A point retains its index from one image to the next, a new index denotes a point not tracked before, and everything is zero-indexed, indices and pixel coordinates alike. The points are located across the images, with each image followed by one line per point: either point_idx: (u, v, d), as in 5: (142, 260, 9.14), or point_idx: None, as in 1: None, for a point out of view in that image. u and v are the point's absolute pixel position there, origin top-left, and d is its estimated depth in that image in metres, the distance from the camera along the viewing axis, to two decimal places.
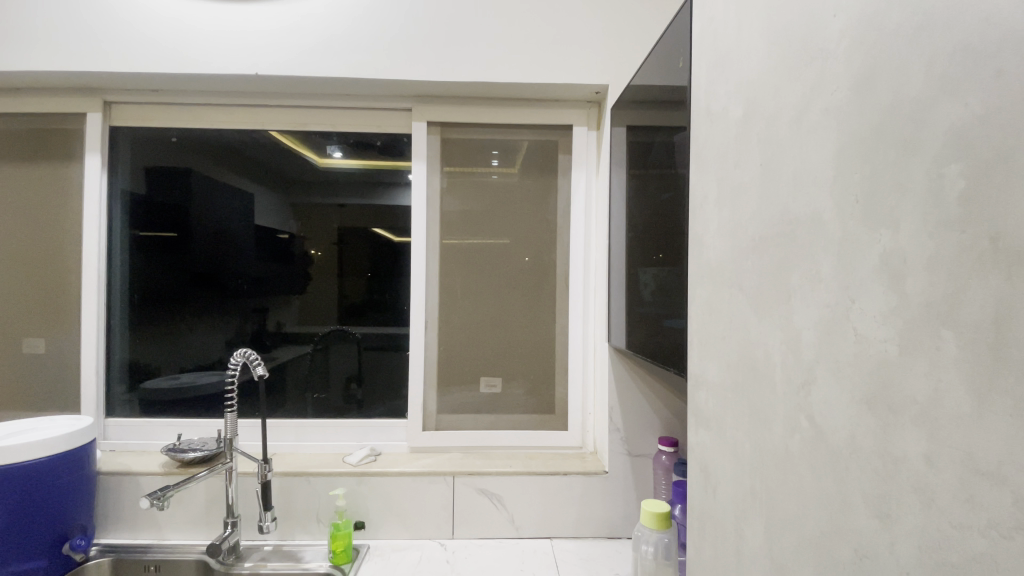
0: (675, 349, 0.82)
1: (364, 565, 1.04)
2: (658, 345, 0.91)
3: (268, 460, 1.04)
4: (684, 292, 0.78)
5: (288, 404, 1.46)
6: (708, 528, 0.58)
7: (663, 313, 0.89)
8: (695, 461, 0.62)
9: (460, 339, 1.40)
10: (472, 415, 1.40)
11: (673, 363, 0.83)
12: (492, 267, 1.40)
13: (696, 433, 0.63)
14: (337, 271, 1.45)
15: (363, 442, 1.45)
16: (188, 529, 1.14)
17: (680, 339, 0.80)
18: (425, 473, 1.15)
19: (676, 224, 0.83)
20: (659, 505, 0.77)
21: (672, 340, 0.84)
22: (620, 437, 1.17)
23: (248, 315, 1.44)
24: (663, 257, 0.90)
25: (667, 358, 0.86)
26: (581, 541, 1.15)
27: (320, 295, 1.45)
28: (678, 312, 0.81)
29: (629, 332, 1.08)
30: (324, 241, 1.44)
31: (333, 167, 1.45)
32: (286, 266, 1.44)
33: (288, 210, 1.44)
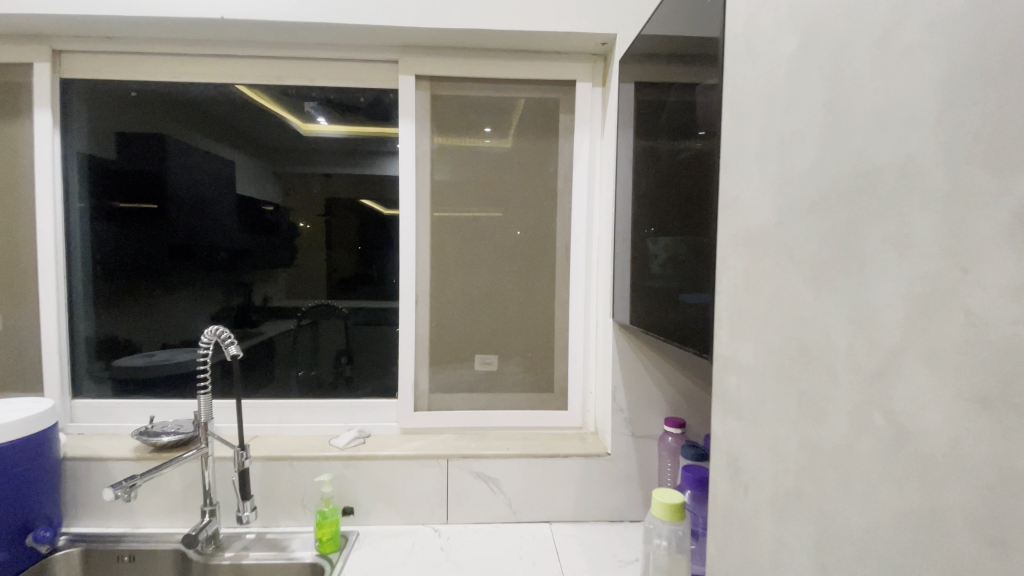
0: (693, 327, 0.74)
1: (352, 553, 0.98)
2: (672, 322, 0.84)
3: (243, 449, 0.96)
4: (706, 262, 0.70)
5: (271, 382, 1.38)
6: (738, 531, 0.51)
7: (678, 287, 0.81)
8: (721, 451, 0.55)
9: (452, 314, 1.31)
10: (466, 394, 1.33)
11: (690, 342, 0.75)
12: (487, 237, 1.31)
13: (722, 421, 0.55)
14: (325, 243, 1.35)
15: (349, 423, 1.37)
16: (164, 517, 1.06)
17: (700, 316, 0.72)
18: (417, 457, 1.08)
19: (697, 188, 0.75)
20: (671, 495, 0.71)
21: (690, 317, 0.76)
22: (624, 418, 1.10)
23: (232, 288, 1.34)
24: (679, 226, 0.82)
25: (682, 337, 0.78)
26: (582, 525, 1.10)
27: (307, 268, 1.36)
28: (698, 285, 0.73)
29: (637, 307, 1.00)
30: (312, 213, 1.34)
31: (316, 133, 1.33)
32: (269, 237, 1.34)
33: (271, 179, 1.33)
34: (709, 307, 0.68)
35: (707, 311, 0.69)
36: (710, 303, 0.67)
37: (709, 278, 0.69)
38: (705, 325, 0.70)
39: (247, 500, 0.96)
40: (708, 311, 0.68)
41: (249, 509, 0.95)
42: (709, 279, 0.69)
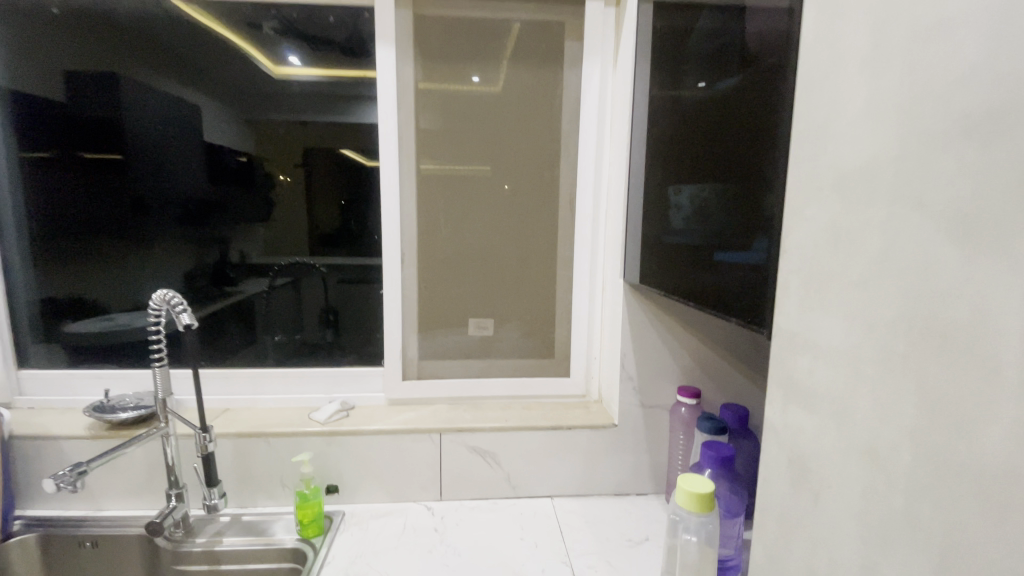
0: (737, 292, 0.63)
1: (338, 537, 0.89)
2: (703, 284, 0.72)
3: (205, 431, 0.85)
4: (764, 213, 0.58)
5: (243, 350, 1.25)
6: (805, 545, 0.42)
7: (717, 246, 0.69)
8: (778, 446, 0.46)
9: (442, 274, 1.19)
10: (461, 360, 1.22)
11: (733, 309, 0.64)
12: (481, 188, 1.16)
13: (782, 411, 0.45)
14: (305, 194, 1.20)
15: (331, 394, 1.26)
16: (128, 498, 0.93)
17: (748, 280, 0.60)
18: (407, 431, 0.99)
19: (750, 122, 0.61)
20: (700, 484, 0.62)
21: (730, 280, 0.64)
22: (633, 387, 1.02)
23: (207, 243, 1.20)
24: (718, 171, 0.69)
25: (721, 303, 0.67)
26: (586, 500, 1.03)
27: (286, 223, 1.21)
28: (745, 242, 0.61)
29: (655, 266, 0.89)
30: (290, 161, 1.18)
31: (288, 78, 1.15)
32: (238, 187, 1.19)
33: (243, 127, 1.16)
34: (767, 268, 0.56)
35: (762, 274, 0.57)
36: (769, 264, 0.56)
37: (768, 234, 0.57)
38: (757, 290, 0.58)
39: (215, 486, 0.85)
40: (766, 273, 0.57)
41: (218, 497, 0.84)
42: (769, 235, 0.57)
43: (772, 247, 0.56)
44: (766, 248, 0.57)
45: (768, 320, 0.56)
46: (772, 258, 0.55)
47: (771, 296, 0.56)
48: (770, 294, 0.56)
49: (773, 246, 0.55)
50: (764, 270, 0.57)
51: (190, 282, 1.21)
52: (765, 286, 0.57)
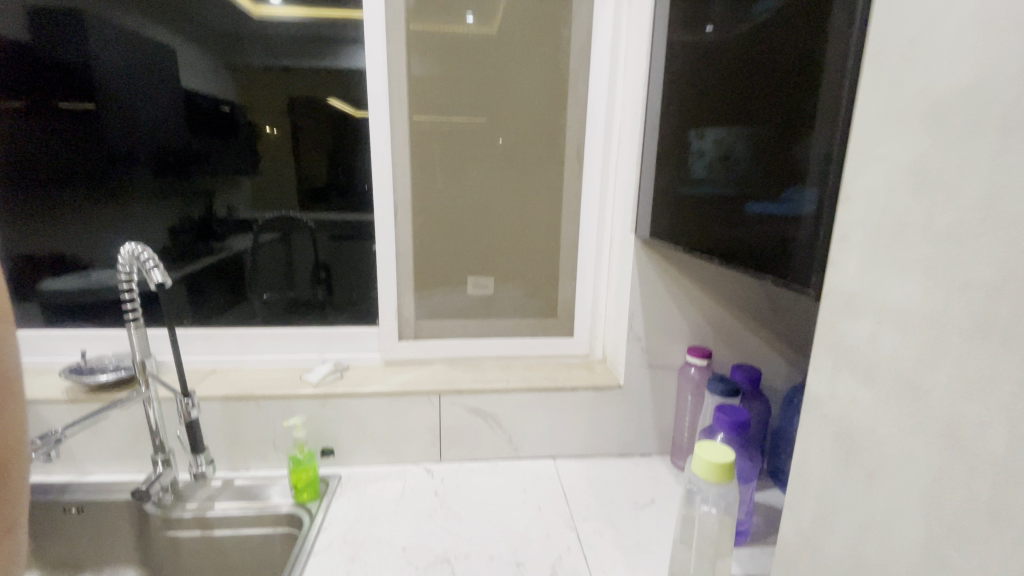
0: (771, 248, 0.57)
1: (334, 502, 0.86)
2: (732, 240, 0.66)
3: (188, 396, 0.79)
4: (809, 159, 0.51)
5: (231, 309, 1.19)
6: (852, 526, 0.38)
7: (750, 197, 0.62)
8: (823, 420, 0.41)
9: (439, 229, 1.11)
10: (460, 320, 1.17)
11: (767, 266, 0.58)
12: (481, 136, 1.07)
13: (831, 382, 0.40)
14: (293, 143, 1.10)
15: (324, 354, 1.20)
16: (113, 463, 0.89)
17: (785, 233, 0.54)
18: (405, 393, 0.94)
19: (798, 53, 0.53)
20: (718, 453, 0.58)
21: (764, 234, 0.58)
22: (641, 347, 0.97)
23: (189, 197, 1.11)
24: (756, 113, 0.62)
25: (752, 259, 0.61)
26: (590, 462, 1.01)
27: (273, 174, 1.12)
28: (783, 191, 0.55)
29: (674, 221, 0.82)
30: (275, 107, 1.08)
31: (267, 16, 1.04)
32: (219, 135, 1.09)
33: (222, 70, 1.06)
34: (807, 218, 0.50)
35: (801, 225, 0.51)
36: (811, 214, 0.49)
37: (810, 180, 0.50)
38: (796, 244, 0.52)
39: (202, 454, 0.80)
40: (806, 224, 0.50)
41: (206, 464, 0.80)
42: (810, 182, 0.50)
43: (814, 194, 0.49)
44: (806, 196, 0.51)
45: (808, 277, 0.50)
46: (812, 207, 0.49)
47: (814, 251, 0.50)
48: (812, 248, 0.50)
49: (816, 193, 0.49)
50: (803, 221, 0.51)
51: (175, 237, 1.13)
52: (806, 239, 0.51)
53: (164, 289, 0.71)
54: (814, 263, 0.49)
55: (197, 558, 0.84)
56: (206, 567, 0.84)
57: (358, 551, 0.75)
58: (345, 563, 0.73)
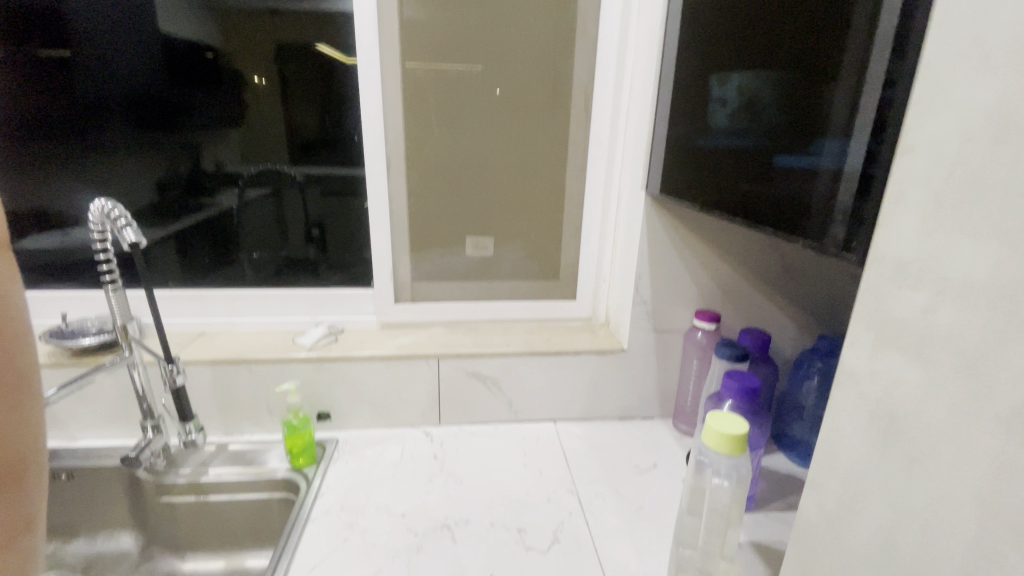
0: (792, 206, 0.54)
1: (332, 467, 0.84)
2: (753, 198, 0.62)
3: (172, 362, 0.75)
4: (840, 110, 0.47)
5: (219, 270, 1.13)
6: (891, 510, 0.35)
7: (774, 150, 0.57)
8: (862, 399, 0.38)
9: (436, 186, 1.05)
10: (459, 283, 1.13)
11: (794, 224, 0.54)
12: (481, 84, 0.99)
13: (873, 359, 0.36)
14: (281, 93, 1.02)
15: (317, 317, 1.15)
16: (103, 428, 0.87)
17: (817, 189, 0.50)
18: (402, 357, 0.91)
19: None
20: (731, 424, 0.55)
21: (787, 191, 0.55)
22: (647, 311, 0.94)
23: (175, 150, 1.04)
24: (789, 57, 0.55)
25: (775, 218, 0.57)
26: (590, 424, 0.99)
27: (261, 127, 1.04)
28: (808, 145, 0.52)
29: (692, 178, 0.76)
30: (261, 51, 1.00)
31: None
32: (201, 83, 1.01)
33: (200, 10, 0.97)
34: (846, 173, 0.46)
35: (837, 181, 0.47)
36: (850, 169, 0.45)
37: (851, 130, 0.45)
38: (828, 201, 0.48)
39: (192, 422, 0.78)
40: (842, 181, 0.46)
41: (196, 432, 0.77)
42: (851, 132, 0.45)
43: (856, 147, 0.45)
44: (844, 149, 0.46)
45: (841, 238, 0.46)
46: (854, 161, 0.45)
47: (850, 209, 0.45)
48: (848, 207, 0.46)
49: (858, 145, 0.44)
50: (840, 176, 0.46)
51: (163, 193, 1.07)
52: (840, 196, 0.46)
53: (139, 249, 0.67)
54: (848, 222, 0.45)
55: (194, 522, 0.83)
56: (204, 531, 0.83)
57: (356, 518, 0.74)
58: (344, 530, 0.72)
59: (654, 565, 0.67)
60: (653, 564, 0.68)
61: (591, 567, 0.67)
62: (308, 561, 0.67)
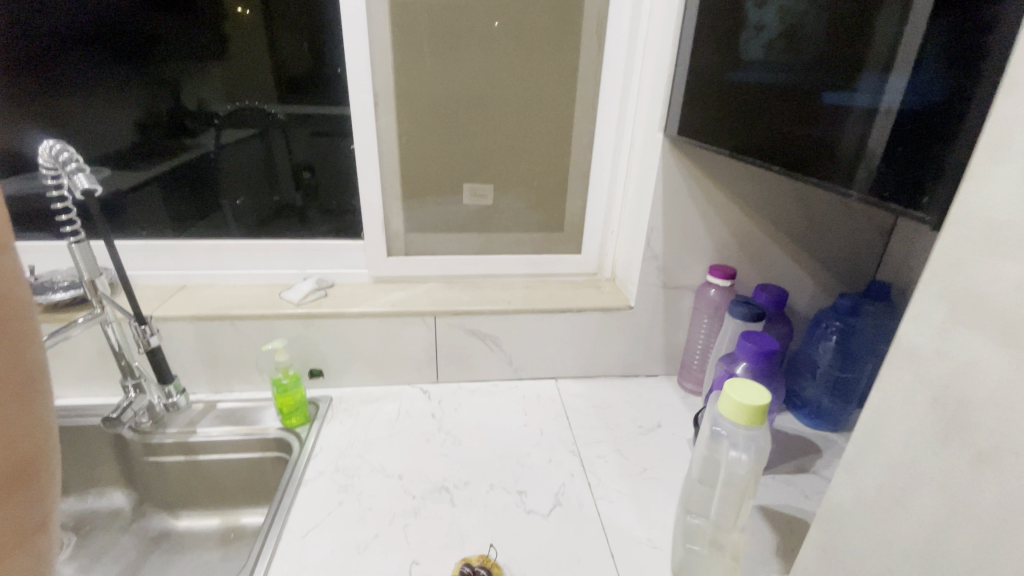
0: (814, 148, 0.50)
1: (326, 426, 0.81)
2: (781, 141, 0.55)
3: (144, 322, 0.70)
4: (880, 43, 0.42)
5: (201, 220, 1.06)
6: (949, 503, 0.32)
7: (804, 88, 0.52)
8: (928, 382, 0.33)
9: (432, 127, 0.96)
10: (456, 234, 1.06)
11: (816, 170, 0.50)
12: (478, 11, 0.88)
13: (949, 340, 0.31)
14: (261, 19, 0.91)
15: (305, 270, 1.09)
16: (84, 386, 0.83)
17: (846, 130, 0.46)
18: (397, 314, 0.86)
19: None
20: (752, 393, 0.51)
21: (812, 131, 0.50)
22: (658, 266, 0.88)
23: (152, 86, 0.94)
24: None
25: (794, 162, 0.53)
26: (591, 382, 0.96)
27: (245, 60, 0.94)
28: (840, 80, 0.47)
29: (718, 121, 0.68)
30: None
31: None
32: (173, 7, 0.89)
33: None
34: (880, 111, 0.42)
35: (868, 122, 0.43)
36: (885, 108, 0.41)
37: (891, 64, 0.41)
38: (855, 144, 0.44)
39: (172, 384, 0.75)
40: (874, 122, 0.42)
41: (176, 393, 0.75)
42: (891, 66, 0.41)
43: (893, 83, 0.41)
44: (880, 86, 0.42)
45: (868, 185, 0.43)
46: (891, 99, 0.41)
47: (878, 153, 0.42)
48: (875, 150, 0.42)
49: (896, 81, 0.40)
50: (874, 116, 0.42)
51: (146, 134, 0.98)
52: (869, 138, 0.43)
53: (93, 197, 0.60)
54: (877, 167, 0.42)
55: (184, 481, 0.81)
56: (196, 489, 0.82)
57: (351, 480, 0.71)
58: (338, 493, 0.69)
59: (659, 531, 0.65)
60: (658, 529, 0.66)
61: (593, 531, 0.65)
62: (301, 526, 0.64)
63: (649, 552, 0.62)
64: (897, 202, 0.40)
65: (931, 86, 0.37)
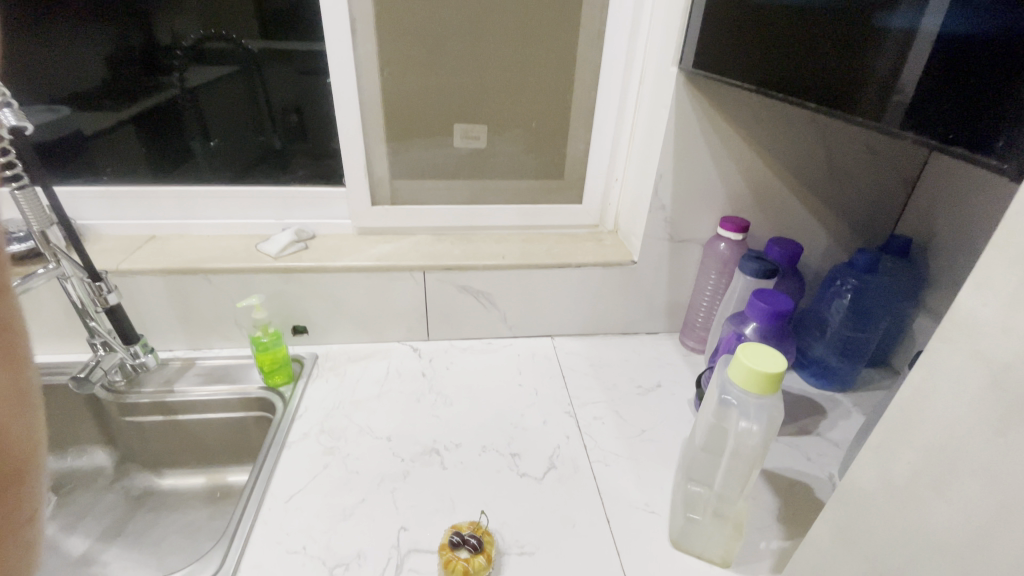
0: (839, 84, 0.44)
1: (311, 385, 0.78)
2: (804, 74, 0.49)
3: (98, 278, 0.66)
4: None
5: (171, 165, 0.97)
6: (1000, 498, 0.28)
7: (837, 10, 0.45)
8: (990, 364, 0.28)
9: (419, 60, 0.86)
10: (447, 181, 0.98)
11: (837, 109, 0.45)
12: None
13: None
14: None
15: (284, 221, 1.02)
16: (54, 342, 0.79)
17: (877, 63, 0.40)
18: (382, 268, 0.80)
19: None
20: (767, 359, 0.47)
21: (838, 65, 0.44)
22: (664, 218, 0.82)
23: (115, 13, 0.83)
24: None
25: (819, 101, 0.47)
26: (588, 340, 0.92)
27: None
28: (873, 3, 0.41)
29: (741, 51, 0.59)
30: None
31: None
32: None
33: None
34: (917, 37, 0.36)
35: (905, 53, 0.38)
36: (924, 37, 0.36)
37: None
38: (889, 79, 0.39)
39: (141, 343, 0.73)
40: (913, 52, 0.37)
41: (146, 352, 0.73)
42: None
43: (936, 6, 0.35)
44: (920, 10, 0.36)
45: (908, 126, 0.38)
46: (932, 26, 0.35)
47: (915, 90, 0.37)
48: (912, 86, 0.37)
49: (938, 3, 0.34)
50: (912, 46, 0.37)
51: (119, 70, 0.87)
52: (906, 72, 0.38)
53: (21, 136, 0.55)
54: (921, 106, 0.37)
55: (166, 440, 0.79)
56: (178, 448, 0.79)
57: (336, 443, 0.68)
58: (323, 456, 0.66)
59: (657, 495, 0.63)
60: (655, 494, 0.63)
61: (588, 495, 0.63)
62: (284, 491, 0.62)
63: (646, 518, 0.60)
64: (936, 143, 0.36)
65: (982, 7, 0.32)
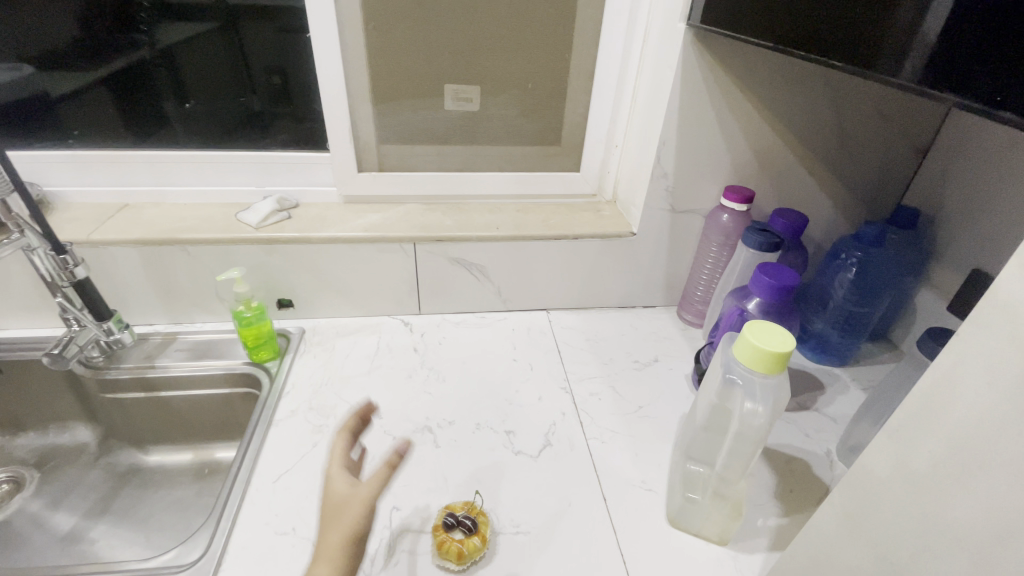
0: (855, 35, 0.41)
1: (299, 361, 0.75)
2: (822, 26, 0.45)
3: (63, 251, 0.62)
4: None
5: (143, 129, 0.92)
6: None
7: None
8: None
9: (405, 14, 0.80)
10: (437, 147, 0.94)
11: (852, 63, 0.41)
12: None
13: None
14: None
15: (265, 188, 0.97)
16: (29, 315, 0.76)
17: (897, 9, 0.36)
18: (370, 239, 0.76)
19: None
20: (773, 337, 0.45)
21: (854, 14, 0.41)
22: (666, 187, 0.78)
23: None
24: None
25: (834, 55, 0.43)
26: (584, 313, 0.90)
27: None
28: None
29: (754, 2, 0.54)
30: None
31: None
32: None
33: None
34: None
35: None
36: None
37: None
38: (910, 28, 0.36)
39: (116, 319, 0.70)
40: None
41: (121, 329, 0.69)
42: None
43: None
44: None
45: (931, 82, 0.35)
46: None
47: (941, 39, 0.34)
48: (937, 34, 0.34)
49: None
50: None
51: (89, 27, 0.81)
52: (931, 19, 0.34)
53: None
54: (948, 59, 0.33)
55: (150, 416, 0.76)
56: (163, 425, 0.77)
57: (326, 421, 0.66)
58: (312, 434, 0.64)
59: (654, 472, 0.62)
60: (652, 470, 0.62)
61: (585, 472, 0.62)
62: (272, 471, 0.60)
63: (643, 495, 0.59)
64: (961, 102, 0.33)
65: None
